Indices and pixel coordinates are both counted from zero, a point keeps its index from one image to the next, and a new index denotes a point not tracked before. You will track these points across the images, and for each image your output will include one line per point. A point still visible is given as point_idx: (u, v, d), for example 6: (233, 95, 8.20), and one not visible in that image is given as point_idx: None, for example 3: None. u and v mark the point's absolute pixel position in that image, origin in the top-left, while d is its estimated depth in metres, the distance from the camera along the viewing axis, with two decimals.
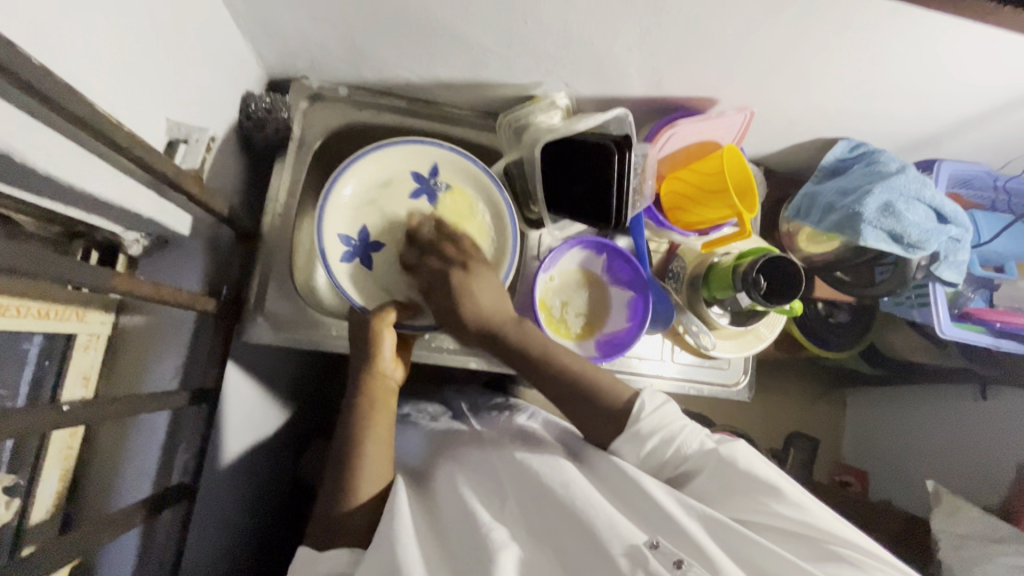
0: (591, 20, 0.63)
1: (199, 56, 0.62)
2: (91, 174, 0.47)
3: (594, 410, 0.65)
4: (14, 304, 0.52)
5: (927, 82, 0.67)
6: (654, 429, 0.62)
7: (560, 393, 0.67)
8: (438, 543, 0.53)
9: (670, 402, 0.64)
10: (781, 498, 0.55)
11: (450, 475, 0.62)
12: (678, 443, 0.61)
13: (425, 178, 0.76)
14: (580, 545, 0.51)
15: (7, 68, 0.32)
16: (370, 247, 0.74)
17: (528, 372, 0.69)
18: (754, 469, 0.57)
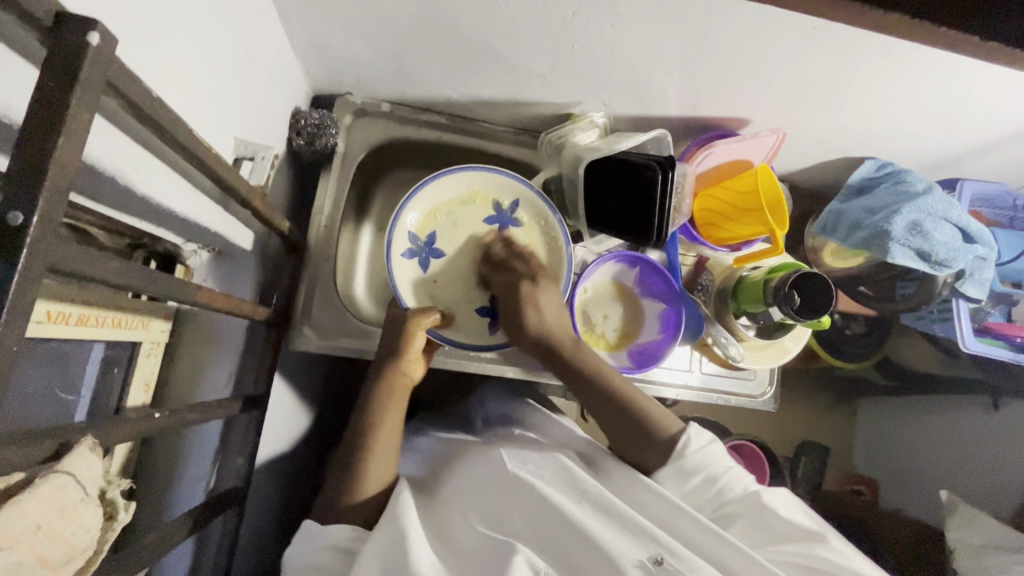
0: (635, 44, 0.65)
1: (260, 75, 0.65)
2: (174, 193, 0.50)
3: (643, 436, 0.66)
4: (94, 313, 0.54)
5: (957, 106, 0.69)
6: (699, 466, 0.63)
7: (609, 412, 0.68)
8: (450, 554, 0.54)
9: (716, 442, 0.65)
10: (820, 545, 0.57)
11: (459, 486, 0.62)
12: (719, 482, 0.62)
13: (501, 210, 0.78)
14: (588, 554, 0.53)
15: (132, 103, 0.35)
16: (433, 253, 0.76)
17: (581, 388, 0.69)
18: (781, 512, 0.60)
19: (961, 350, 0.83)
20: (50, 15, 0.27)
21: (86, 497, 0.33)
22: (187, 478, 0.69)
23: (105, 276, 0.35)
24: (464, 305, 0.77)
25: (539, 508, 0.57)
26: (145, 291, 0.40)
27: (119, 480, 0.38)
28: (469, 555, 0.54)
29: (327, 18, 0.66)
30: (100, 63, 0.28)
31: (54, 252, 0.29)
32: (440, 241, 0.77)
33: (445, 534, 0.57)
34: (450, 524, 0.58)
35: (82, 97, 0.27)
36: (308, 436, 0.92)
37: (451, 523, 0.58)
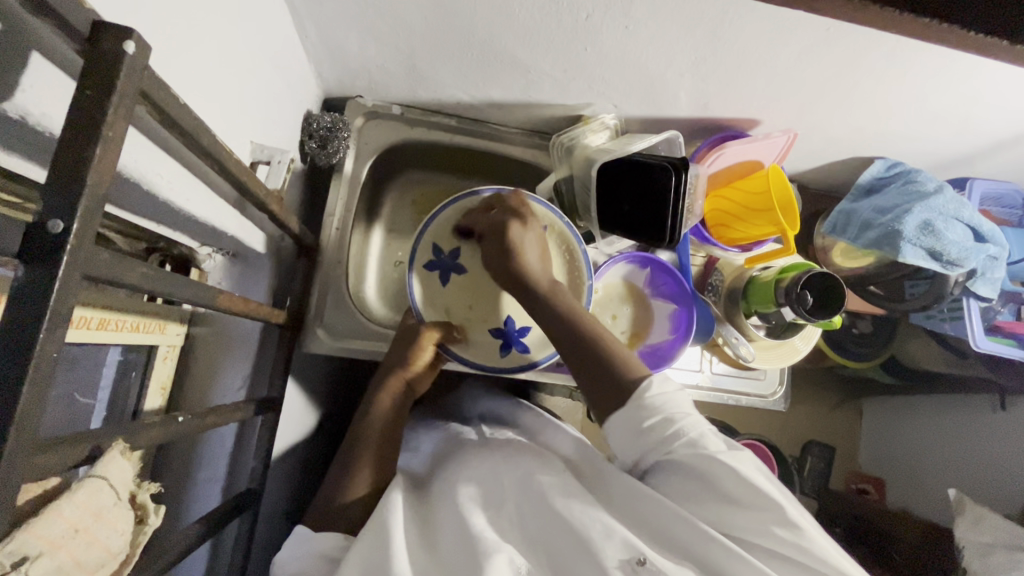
0: (648, 46, 0.66)
1: (274, 79, 0.65)
2: (196, 197, 0.50)
3: (608, 376, 0.59)
4: (113, 316, 0.55)
5: (968, 106, 0.69)
6: (658, 408, 0.56)
7: (573, 347, 0.62)
8: (430, 548, 0.51)
9: (677, 388, 0.58)
10: (777, 517, 0.48)
11: (447, 482, 0.59)
12: (673, 429, 0.55)
13: None
14: (576, 556, 0.49)
15: (163, 109, 0.35)
16: (453, 267, 0.75)
17: (547, 322, 0.64)
18: (741, 471, 0.50)
19: (971, 348, 0.84)
20: (87, 24, 0.28)
21: (118, 501, 0.34)
22: (202, 481, 0.70)
23: (132, 283, 0.35)
24: (478, 322, 0.74)
25: (529, 514, 0.53)
26: (169, 295, 0.40)
27: (149, 484, 0.38)
28: (442, 555, 0.50)
29: (340, 22, 0.66)
30: (135, 72, 0.29)
31: (90, 259, 0.29)
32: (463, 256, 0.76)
33: (426, 528, 0.54)
34: (436, 522, 0.54)
35: (118, 106, 0.28)
36: (322, 439, 0.92)
37: (437, 522, 0.54)
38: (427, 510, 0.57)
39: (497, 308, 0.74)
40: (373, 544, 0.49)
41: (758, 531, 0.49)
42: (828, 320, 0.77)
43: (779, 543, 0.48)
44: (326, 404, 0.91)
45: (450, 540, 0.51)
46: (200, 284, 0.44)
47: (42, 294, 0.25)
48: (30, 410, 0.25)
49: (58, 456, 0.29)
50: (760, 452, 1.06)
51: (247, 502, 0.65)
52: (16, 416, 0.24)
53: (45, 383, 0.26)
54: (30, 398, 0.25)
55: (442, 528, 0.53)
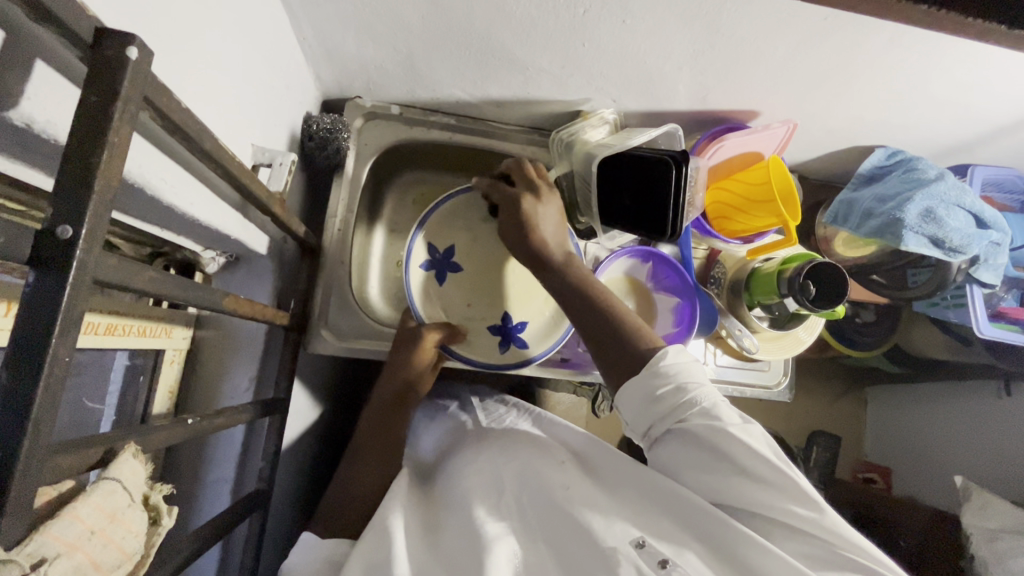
0: (645, 40, 0.66)
1: (273, 81, 0.65)
2: (199, 201, 0.51)
3: (626, 346, 0.58)
4: (119, 321, 0.55)
5: (967, 92, 0.69)
6: (671, 378, 0.55)
7: (592, 320, 0.61)
8: (434, 544, 0.51)
9: (692, 357, 0.57)
10: (786, 490, 0.48)
11: (455, 479, 0.59)
12: (687, 396, 0.54)
13: None
14: (578, 549, 0.48)
15: (166, 115, 0.35)
16: (449, 264, 0.79)
17: (568, 295, 0.62)
18: (750, 441, 0.50)
19: (976, 335, 0.83)
20: (90, 30, 0.28)
21: (132, 502, 0.34)
22: (212, 484, 0.70)
23: (141, 287, 0.35)
24: (476, 321, 0.76)
25: (533, 510, 0.53)
26: (176, 298, 0.40)
27: (160, 485, 0.38)
28: (447, 550, 0.49)
29: (338, 23, 0.66)
30: (137, 77, 0.29)
31: (98, 264, 0.29)
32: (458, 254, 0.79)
33: (431, 526, 0.54)
34: (442, 521, 0.54)
35: (122, 113, 0.28)
36: (329, 438, 0.92)
37: (443, 520, 0.54)
38: (435, 509, 0.57)
39: (494, 307, 0.77)
40: (377, 546, 0.48)
41: (769, 505, 0.49)
42: (831, 310, 0.78)
43: (791, 519, 0.48)
44: (332, 404, 0.92)
45: (456, 536, 0.51)
46: (206, 287, 0.44)
47: (53, 300, 0.26)
48: (45, 414, 0.25)
49: (71, 460, 0.30)
50: None
51: (257, 503, 0.66)
52: (28, 419, 0.25)
53: (58, 387, 0.26)
54: (43, 402, 0.25)
55: (446, 526, 0.53)
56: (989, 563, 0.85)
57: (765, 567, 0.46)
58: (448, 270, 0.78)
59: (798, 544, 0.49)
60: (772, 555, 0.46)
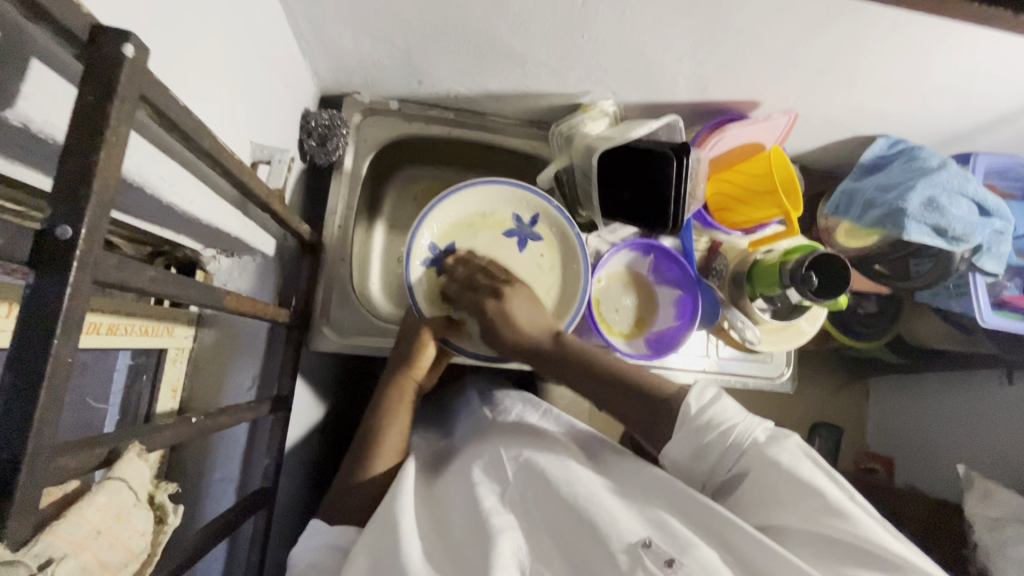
0: (645, 31, 0.65)
1: (269, 76, 0.64)
2: (198, 200, 0.50)
3: (644, 410, 0.60)
4: (121, 321, 0.55)
5: (971, 80, 0.69)
6: (712, 428, 0.54)
7: (614, 399, 0.62)
8: (440, 539, 0.51)
9: (723, 398, 0.55)
10: (834, 513, 0.47)
11: (460, 475, 0.59)
12: (730, 441, 0.54)
13: (523, 224, 0.80)
14: (585, 545, 0.47)
15: (162, 113, 0.35)
16: (450, 259, 0.78)
17: (579, 382, 0.65)
18: (792, 470, 0.50)
19: (979, 324, 0.83)
20: (86, 30, 0.28)
21: (139, 502, 0.34)
22: (216, 484, 0.70)
23: (141, 286, 0.35)
24: (475, 317, 0.75)
25: (540, 509, 0.52)
26: (178, 297, 0.40)
27: (166, 484, 0.38)
28: (454, 546, 0.49)
29: (335, 18, 0.66)
30: (134, 75, 0.29)
31: (98, 264, 0.29)
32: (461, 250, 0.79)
33: (438, 521, 0.54)
34: (448, 515, 0.54)
35: (120, 110, 0.28)
36: (334, 435, 0.93)
37: (449, 514, 0.54)
38: (440, 502, 0.57)
39: None
40: (378, 543, 0.48)
41: (814, 526, 0.48)
42: (833, 301, 0.77)
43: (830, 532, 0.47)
44: (335, 402, 0.92)
45: (462, 528, 0.51)
46: (206, 286, 0.44)
47: (53, 302, 0.25)
48: (46, 416, 0.25)
49: (75, 460, 0.30)
50: None
51: (261, 500, 0.66)
52: (34, 419, 0.25)
53: (59, 388, 0.26)
54: (45, 403, 0.25)
55: (452, 516, 0.53)
56: (994, 552, 0.86)
57: (773, 568, 0.45)
58: (450, 266, 0.77)
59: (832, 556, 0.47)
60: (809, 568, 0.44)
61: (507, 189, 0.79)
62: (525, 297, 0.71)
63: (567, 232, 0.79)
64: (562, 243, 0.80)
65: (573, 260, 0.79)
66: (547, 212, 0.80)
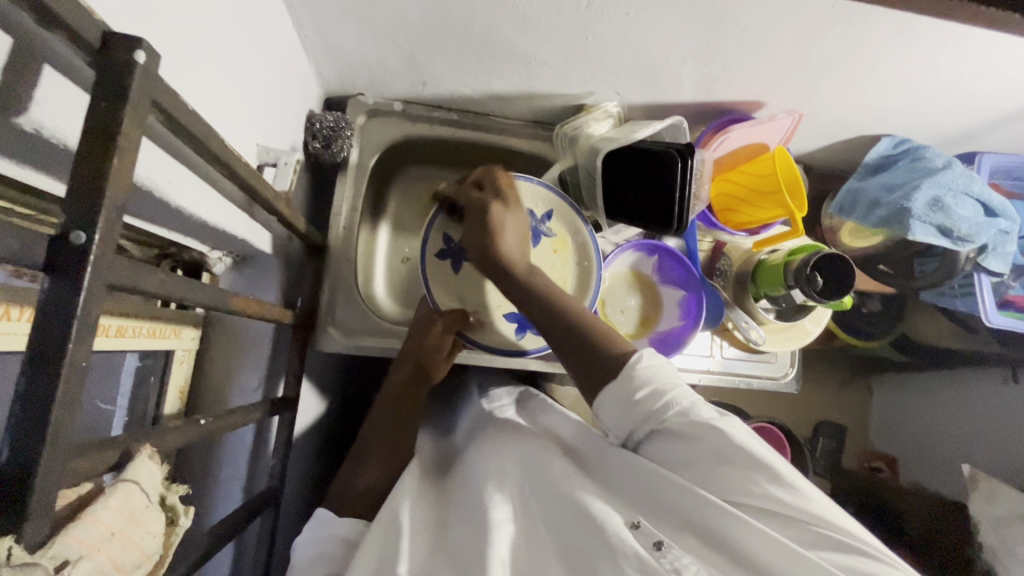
0: (650, 32, 0.65)
1: (275, 78, 0.64)
2: (207, 202, 0.51)
3: (591, 354, 0.58)
4: (129, 323, 0.55)
5: (976, 79, 0.69)
6: (647, 381, 0.54)
7: (559, 336, 0.60)
8: (443, 537, 0.51)
9: (661, 357, 0.56)
10: (772, 474, 0.47)
11: (464, 475, 0.59)
12: (664, 401, 0.53)
13: (537, 218, 0.78)
14: (580, 538, 0.47)
15: (172, 118, 0.35)
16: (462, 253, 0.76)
17: (526, 306, 0.62)
18: (731, 431, 0.49)
19: (984, 323, 0.83)
20: (98, 36, 0.28)
21: (150, 504, 0.35)
22: (223, 485, 0.70)
23: (151, 290, 0.35)
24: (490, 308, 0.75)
25: (537, 505, 0.52)
26: (186, 300, 0.40)
27: (177, 486, 0.39)
28: (455, 543, 0.49)
29: (340, 20, 0.66)
30: (146, 81, 0.29)
31: (112, 269, 0.29)
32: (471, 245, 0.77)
33: (441, 520, 0.53)
34: (450, 514, 0.54)
35: (133, 116, 0.28)
36: (338, 435, 0.93)
37: (450, 514, 0.54)
38: (441, 501, 0.57)
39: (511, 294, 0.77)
40: (385, 540, 0.49)
41: (762, 501, 0.46)
42: (838, 301, 0.77)
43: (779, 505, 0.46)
44: (340, 403, 0.92)
45: (464, 529, 0.50)
46: (215, 288, 0.44)
47: (69, 307, 0.26)
48: (64, 421, 0.26)
49: (89, 463, 0.30)
50: (770, 436, 1.03)
51: (267, 500, 0.66)
52: (51, 425, 0.25)
53: (75, 393, 0.26)
54: (64, 407, 0.26)
55: (455, 516, 0.53)
56: (998, 550, 0.85)
57: (787, 568, 0.43)
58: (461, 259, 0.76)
59: (795, 531, 0.46)
60: (794, 556, 0.43)
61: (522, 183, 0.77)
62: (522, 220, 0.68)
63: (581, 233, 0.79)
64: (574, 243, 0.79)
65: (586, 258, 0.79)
66: (560, 204, 0.79)
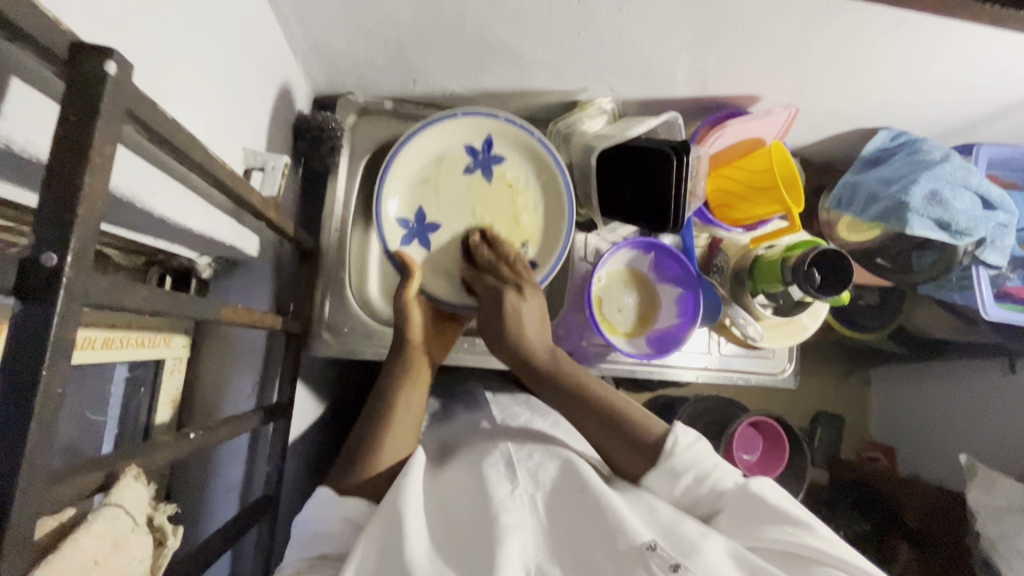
0: (643, 27, 0.64)
1: (260, 80, 0.63)
2: (193, 211, 0.49)
3: (626, 441, 0.60)
4: (117, 334, 0.54)
5: (973, 71, 0.68)
6: (689, 466, 0.56)
7: (594, 426, 0.62)
8: (447, 532, 0.50)
9: (702, 438, 0.58)
10: (809, 531, 0.49)
11: (471, 465, 0.57)
12: (708, 478, 0.55)
13: (479, 152, 0.75)
14: (596, 547, 0.47)
15: (151, 128, 0.34)
16: (427, 226, 0.74)
17: (561, 402, 0.65)
18: (770, 497, 0.52)
19: (982, 316, 0.83)
20: (66, 47, 0.27)
21: (136, 526, 0.34)
22: (219, 493, 0.70)
23: (134, 306, 0.34)
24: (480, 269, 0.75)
25: (550, 510, 0.51)
26: (172, 313, 0.39)
27: (165, 506, 0.38)
28: (463, 542, 0.48)
29: (327, 19, 0.65)
30: (117, 91, 0.28)
31: (88, 288, 0.28)
32: (430, 212, 0.74)
33: (445, 514, 0.53)
34: (455, 510, 0.53)
35: (104, 128, 0.27)
36: (336, 438, 0.92)
37: (455, 510, 0.52)
38: (442, 492, 0.56)
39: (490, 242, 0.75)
40: (387, 532, 0.48)
41: (788, 546, 0.48)
42: (836, 297, 0.77)
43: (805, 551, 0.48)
44: (335, 405, 0.91)
45: (469, 525, 0.50)
46: (202, 300, 0.43)
47: (42, 330, 0.25)
48: (38, 448, 0.25)
49: (71, 486, 0.29)
50: (769, 427, 1.02)
51: (263, 508, 0.66)
52: (25, 453, 0.24)
53: (50, 418, 0.25)
54: (37, 434, 0.25)
55: (460, 513, 0.52)
56: (997, 541, 0.86)
57: None
58: (429, 234, 0.74)
59: None
60: None
61: (450, 122, 0.73)
62: (540, 305, 0.69)
63: (529, 141, 0.74)
64: (528, 157, 0.75)
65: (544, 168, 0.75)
66: (495, 128, 0.74)
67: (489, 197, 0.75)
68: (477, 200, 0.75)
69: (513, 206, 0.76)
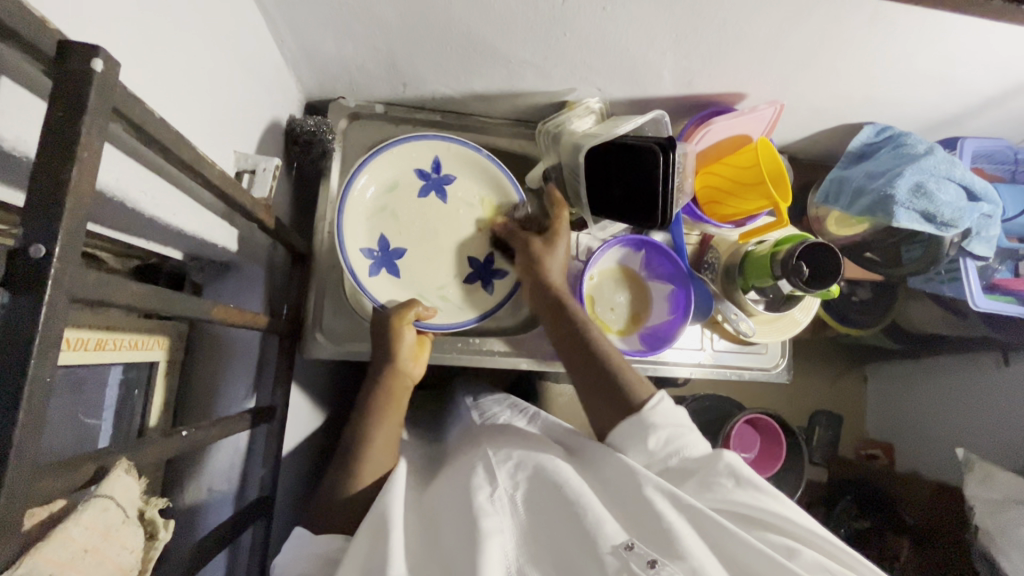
0: (627, 27, 0.65)
1: (250, 84, 0.64)
2: (184, 212, 0.50)
3: (615, 397, 0.64)
4: (109, 336, 0.54)
5: (952, 66, 0.69)
6: (665, 424, 0.59)
7: (589, 374, 0.68)
8: (431, 546, 0.50)
9: (676, 405, 0.62)
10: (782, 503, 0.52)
11: (454, 475, 0.58)
12: (679, 441, 0.58)
13: (429, 174, 0.78)
14: (576, 549, 0.47)
15: (140, 126, 0.34)
16: (393, 254, 0.75)
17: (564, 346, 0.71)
18: (744, 470, 0.54)
19: (972, 308, 0.83)
20: (53, 45, 0.27)
21: (127, 518, 0.35)
22: (214, 496, 0.70)
23: (124, 301, 0.35)
24: (451, 282, 0.77)
25: (529, 514, 0.51)
26: (163, 311, 0.40)
27: (156, 499, 0.39)
28: (445, 550, 0.48)
29: (316, 24, 0.66)
30: (105, 89, 0.29)
31: (76, 282, 0.29)
32: (392, 239, 0.75)
33: (429, 530, 0.52)
34: (438, 519, 0.53)
35: (92, 124, 0.28)
36: (332, 440, 0.93)
37: (438, 519, 0.53)
38: (426, 504, 0.57)
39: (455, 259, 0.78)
40: (374, 543, 0.48)
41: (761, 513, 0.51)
42: (823, 291, 0.78)
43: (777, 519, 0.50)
44: (333, 408, 0.91)
45: (451, 530, 0.50)
46: (193, 299, 0.44)
47: (29, 319, 0.25)
48: (25, 440, 0.25)
49: (61, 480, 0.30)
50: (765, 424, 1.02)
51: (257, 510, 0.66)
52: (13, 443, 0.25)
53: (37, 411, 0.26)
54: (26, 423, 0.25)
55: (442, 520, 0.52)
56: (994, 534, 0.86)
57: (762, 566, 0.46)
58: (397, 260, 0.75)
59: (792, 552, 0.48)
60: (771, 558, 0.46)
61: (405, 146, 0.76)
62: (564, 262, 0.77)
63: (477, 159, 0.79)
64: (477, 173, 0.80)
65: (491, 181, 0.80)
66: (442, 151, 0.78)
67: (447, 217, 0.78)
68: (437, 222, 0.78)
69: (465, 222, 0.79)
